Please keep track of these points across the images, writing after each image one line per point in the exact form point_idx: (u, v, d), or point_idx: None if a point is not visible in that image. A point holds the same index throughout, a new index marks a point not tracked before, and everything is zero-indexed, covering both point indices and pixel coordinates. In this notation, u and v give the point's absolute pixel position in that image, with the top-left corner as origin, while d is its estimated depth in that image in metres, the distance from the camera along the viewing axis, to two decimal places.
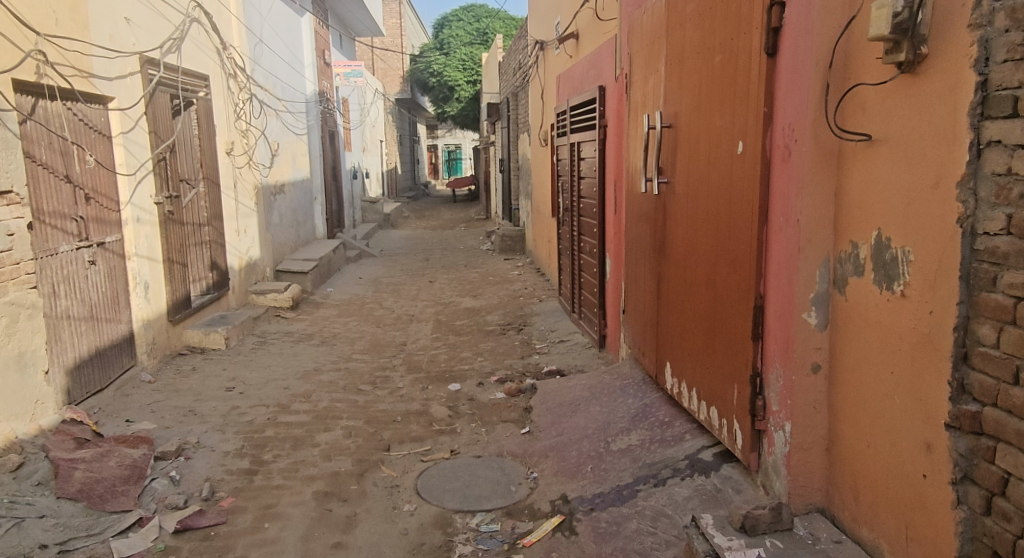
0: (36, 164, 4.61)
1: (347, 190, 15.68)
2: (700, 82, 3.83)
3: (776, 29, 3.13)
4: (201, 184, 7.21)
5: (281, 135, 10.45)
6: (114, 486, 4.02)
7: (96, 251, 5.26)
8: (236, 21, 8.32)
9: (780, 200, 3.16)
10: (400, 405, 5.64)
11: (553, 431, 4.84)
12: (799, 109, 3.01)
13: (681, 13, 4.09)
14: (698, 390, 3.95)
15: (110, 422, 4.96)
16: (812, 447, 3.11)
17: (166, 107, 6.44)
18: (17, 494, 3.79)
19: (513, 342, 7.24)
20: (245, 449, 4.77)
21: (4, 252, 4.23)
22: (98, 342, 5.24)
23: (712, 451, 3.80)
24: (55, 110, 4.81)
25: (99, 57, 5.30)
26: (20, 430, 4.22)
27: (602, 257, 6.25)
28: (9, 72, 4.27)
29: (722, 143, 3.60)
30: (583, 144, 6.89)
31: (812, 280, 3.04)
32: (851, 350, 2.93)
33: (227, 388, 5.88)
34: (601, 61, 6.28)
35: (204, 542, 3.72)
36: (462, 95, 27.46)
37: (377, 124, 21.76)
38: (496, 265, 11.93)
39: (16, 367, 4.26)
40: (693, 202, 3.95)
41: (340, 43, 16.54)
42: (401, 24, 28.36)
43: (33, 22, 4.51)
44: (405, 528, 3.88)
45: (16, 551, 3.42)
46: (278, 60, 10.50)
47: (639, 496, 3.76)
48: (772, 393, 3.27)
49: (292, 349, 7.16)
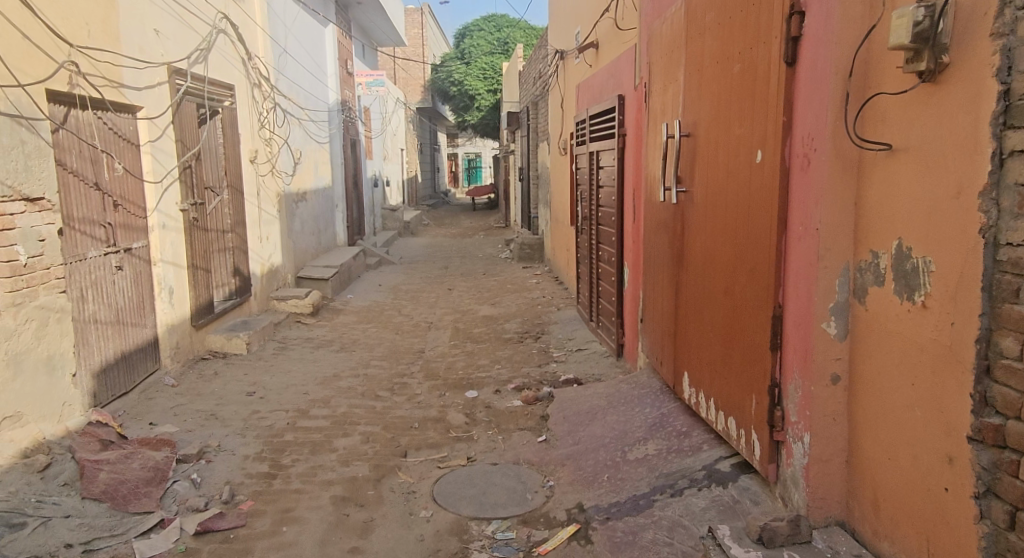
0: (67, 171, 4.72)
1: (369, 197, 15.83)
2: (719, 91, 3.85)
3: (796, 38, 3.15)
4: (225, 192, 7.32)
5: (304, 142, 10.58)
6: (138, 488, 4.08)
7: (123, 257, 5.36)
8: (261, 32, 8.46)
9: (798, 209, 3.17)
10: (417, 411, 5.69)
11: (570, 439, 4.85)
12: (818, 118, 3.02)
13: (700, 22, 4.12)
14: (715, 400, 3.96)
15: (135, 425, 5.03)
16: (831, 459, 3.11)
17: (192, 116, 6.53)
18: (44, 494, 3.88)
19: (531, 351, 7.27)
20: (265, 453, 4.83)
21: (35, 257, 4.34)
22: (124, 345, 5.33)
23: (729, 462, 3.80)
24: (86, 119, 4.91)
25: (128, 67, 5.41)
26: (48, 431, 4.31)
27: (621, 266, 6.26)
28: (42, 81, 4.39)
29: (740, 152, 3.62)
30: (602, 153, 6.92)
31: (831, 290, 3.05)
32: (872, 361, 2.93)
33: (248, 392, 5.96)
34: (621, 70, 6.30)
35: (224, 544, 3.76)
36: (482, 104, 27.67)
37: (398, 133, 21.91)
38: (514, 273, 11.98)
39: (45, 370, 4.36)
40: (712, 211, 3.97)
41: (363, 53, 16.69)
42: (423, 34, 28.59)
43: (66, 34, 4.63)
44: (421, 534, 3.91)
45: (42, 550, 3.48)
46: (302, 69, 10.63)
47: (656, 506, 3.75)
48: (790, 404, 3.26)
49: (312, 355, 7.23)
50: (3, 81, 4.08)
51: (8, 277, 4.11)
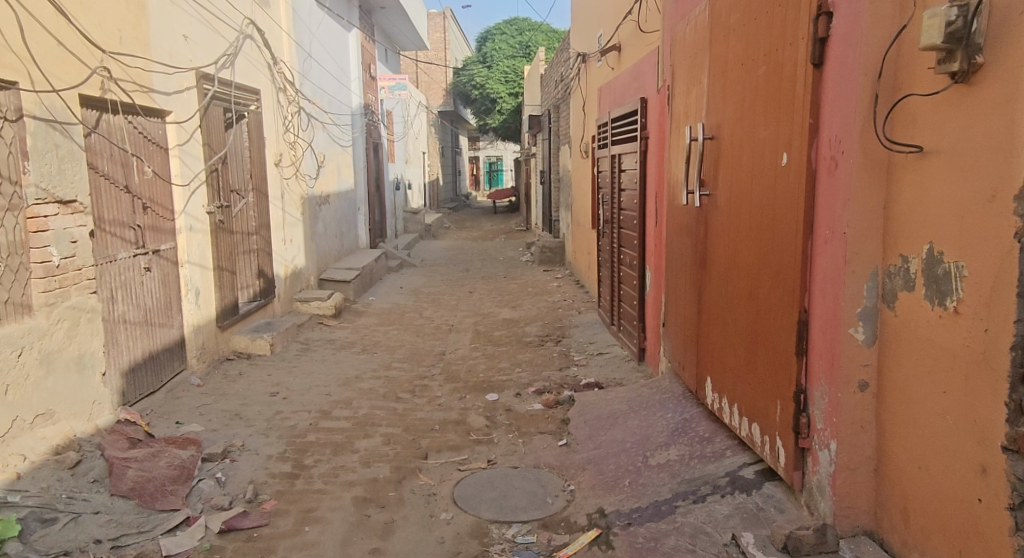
0: (99, 174, 4.81)
1: (390, 200, 15.92)
2: (744, 94, 3.85)
3: (823, 39, 3.13)
4: (251, 195, 7.40)
5: (328, 146, 10.67)
6: (164, 486, 4.14)
7: (152, 258, 5.44)
8: (287, 37, 8.55)
9: (825, 212, 3.15)
10: (438, 413, 5.71)
11: (591, 443, 4.84)
12: (846, 120, 3.01)
13: (725, 24, 4.10)
14: (739, 405, 3.94)
15: (162, 424, 5.09)
16: (858, 467, 3.09)
17: (219, 120, 6.61)
18: (75, 490, 3.93)
19: (551, 354, 7.27)
20: (288, 453, 4.88)
21: (68, 258, 4.42)
22: (152, 345, 5.39)
23: (753, 468, 3.78)
24: (117, 124, 5.00)
25: (158, 72, 5.49)
26: (79, 429, 4.39)
27: (642, 269, 6.25)
28: (75, 87, 4.47)
29: (765, 155, 3.60)
30: (624, 156, 6.91)
31: (859, 294, 3.03)
32: (902, 367, 2.90)
33: (271, 393, 6.01)
34: (644, 73, 6.30)
35: (248, 543, 3.80)
36: (503, 108, 27.69)
37: (419, 136, 21.99)
38: (534, 277, 11.98)
39: (76, 369, 4.44)
40: (736, 215, 3.95)
41: (386, 57, 16.78)
42: (445, 38, 28.71)
43: (99, 40, 4.70)
44: (442, 537, 3.92)
45: (72, 545, 3.54)
46: (326, 73, 10.72)
47: (678, 512, 3.73)
48: (816, 410, 3.24)
49: (334, 357, 7.28)
50: (39, 86, 4.16)
51: (41, 278, 4.21)
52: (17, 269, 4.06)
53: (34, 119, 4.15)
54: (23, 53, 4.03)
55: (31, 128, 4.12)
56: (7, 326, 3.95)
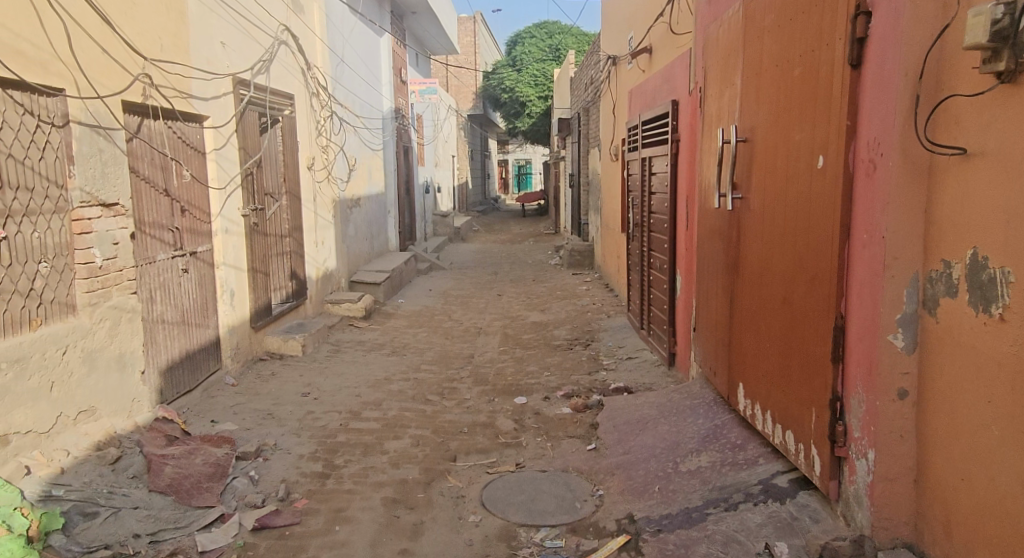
0: (140, 178, 4.90)
1: (420, 203, 16.00)
2: (779, 95, 3.81)
3: (862, 39, 3.10)
4: (284, 198, 7.50)
5: (359, 150, 10.77)
6: (200, 483, 4.19)
7: (189, 260, 5.52)
8: (320, 42, 8.65)
9: (863, 217, 3.11)
10: (466, 416, 5.73)
11: (620, 448, 4.82)
12: (886, 122, 2.97)
13: (759, 24, 4.07)
14: (772, 412, 3.90)
15: (198, 422, 5.16)
16: (898, 478, 3.04)
17: (254, 125, 6.70)
18: (115, 485, 4.00)
19: (580, 358, 7.26)
20: (319, 453, 4.92)
21: (110, 260, 4.50)
22: (189, 345, 5.48)
23: (788, 477, 3.73)
24: (157, 128, 5.10)
25: (197, 79, 5.58)
26: (119, 426, 4.49)
27: (673, 273, 6.23)
28: (118, 93, 4.56)
29: (801, 158, 3.57)
30: (655, 159, 6.88)
31: (899, 301, 2.98)
32: (944, 376, 2.85)
33: (303, 394, 6.07)
34: (675, 76, 6.27)
35: (280, 541, 3.84)
36: (533, 111, 27.67)
37: (449, 140, 22.07)
38: (563, 280, 11.97)
39: (117, 367, 4.53)
40: (770, 218, 3.91)
41: (416, 62, 16.89)
42: (475, 43, 28.83)
43: (140, 47, 4.80)
44: (470, 539, 3.93)
45: (112, 539, 3.61)
46: (358, 77, 10.82)
47: (709, 520, 3.70)
48: (853, 418, 3.20)
49: (364, 358, 7.33)
50: (85, 92, 4.27)
51: (84, 278, 4.30)
52: (62, 269, 4.17)
53: (80, 124, 4.26)
54: (71, 62, 4.15)
55: (77, 134, 4.23)
56: (52, 326, 4.07)
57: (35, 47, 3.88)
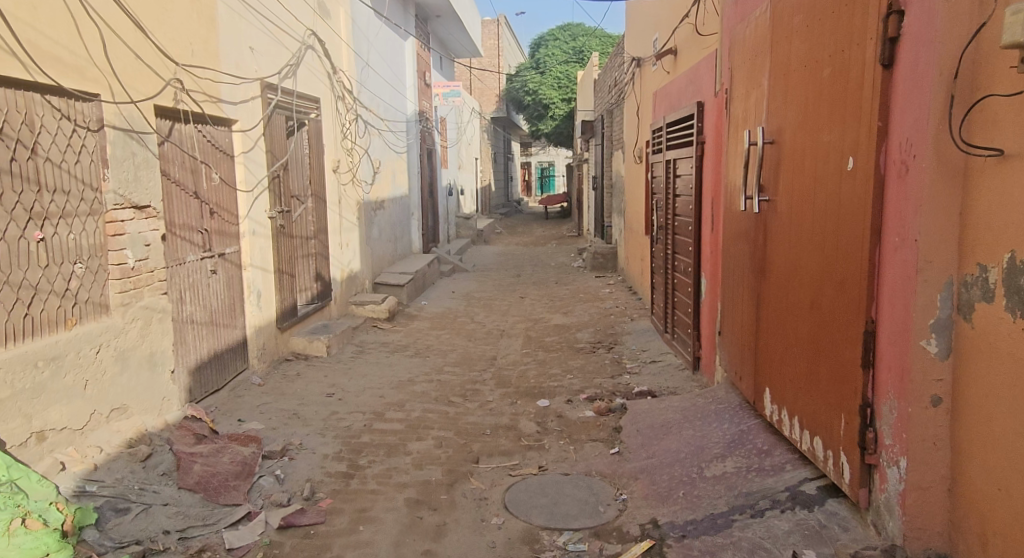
0: (171, 181, 4.96)
1: (443, 205, 16.04)
2: (807, 95, 3.77)
3: (894, 39, 3.06)
4: (310, 200, 7.55)
5: (383, 153, 10.82)
6: (227, 481, 4.23)
7: (217, 261, 5.58)
8: (346, 46, 8.71)
9: (894, 220, 3.07)
10: (489, 418, 5.73)
11: (644, 452, 4.79)
12: (919, 123, 2.93)
13: (787, 25, 4.04)
14: (800, 418, 3.86)
15: (225, 421, 5.21)
16: (931, 487, 2.99)
17: (281, 128, 6.76)
18: (146, 482, 4.05)
19: (603, 361, 7.23)
20: (343, 453, 4.95)
21: (142, 261, 4.56)
22: (217, 345, 5.54)
23: (815, 483, 3.69)
24: (187, 132, 5.16)
25: (226, 84, 5.64)
26: (150, 424, 4.55)
27: (697, 276, 6.18)
28: (151, 98, 4.62)
29: (830, 159, 3.53)
30: (680, 161, 6.84)
31: (932, 305, 2.94)
32: (980, 384, 2.80)
33: (327, 394, 6.10)
34: (701, 77, 6.23)
35: (305, 540, 3.86)
36: (556, 113, 27.65)
37: (472, 142, 22.11)
38: (585, 283, 11.94)
39: (148, 366, 4.59)
40: (797, 221, 3.88)
41: (440, 65, 16.96)
42: (499, 45, 28.88)
43: (172, 52, 4.86)
44: (493, 541, 3.93)
45: (142, 534, 3.65)
46: (382, 81, 10.88)
47: (735, 527, 3.67)
48: (884, 425, 3.15)
49: (387, 359, 7.36)
50: (119, 98, 4.34)
51: (117, 278, 4.37)
52: (96, 270, 4.25)
53: (115, 128, 4.33)
54: (105, 67, 4.21)
55: (111, 138, 4.30)
56: (86, 326, 4.13)
57: (70, 52, 3.95)
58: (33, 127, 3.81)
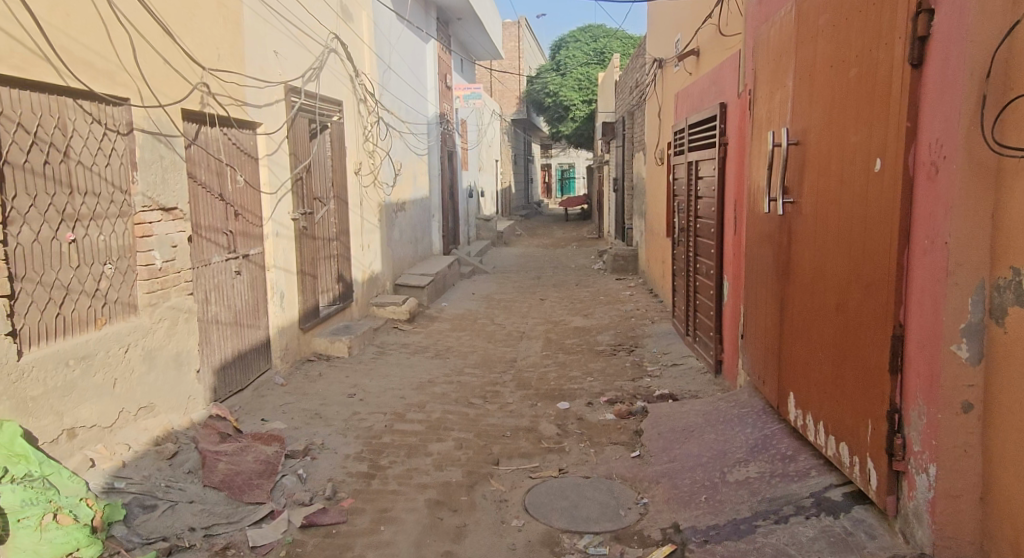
0: (197, 184, 5.01)
1: (463, 207, 16.08)
2: (833, 96, 3.73)
3: (923, 38, 3.02)
4: (332, 202, 7.59)
5: (405, 155, 10.85)
6: (251, 479, 4.25)
7: (241, 262, 5.62)
8: (368, 49, 8.75)
9: (924, 222, 3.03)
10: (509, 420, 5.72)
11: (666, 456, 4.76)
12: (949, 123, 2.89)
13: (813, 25, 4.00)
14: (825, 423, 3.81)
15: (248, 420, 5.24)
16: (962, 494, 2.95)
17: (304, 131, 6.81)
18: (172, 480, 4.08)
19: (624, 364, 7.20)
20: (364, 453, 4.96)
21: (169, 262, 4.60)
22: (241, 345, 5.58)
23: (841, 490, 3.64)
24: (214, 135, 5.21)
25: (251, 87, 5.68)
26: (176, 422, 4.59)
27: (720, 279, 6.14)
28: (179, 102, 4.67)
29: (856, 161, 3.49)
30: (702, 163, 6.80)
31: (963, 309, 2.89)
32: (1013, 390, 2.76)
33: (349, 395, 6.13)
34: (724, 78, 6.19)
35: (327, 539, 3.87)
36: (577, 115, 27.61)
37: (493, 144, 22.13)
38: (606, 285, 11.90)
39: (174, 365, 4.63)
40: (822, 223, 3.83)
41: (461, 67, 17.00)
42: (520, 47, 28.92)
43: (199, 57, 4.90)
44: (513, 543, 3.92)
45: (168, 531, 3.69)
46: (404, 84, 10.92)
47: (758, 533, 3.63)
48: (912, 431, 3.11)
49: (408, 360, 7.38)
50: (147, 101, 4.38)
51: (145, 279, 4.42)
52: (125, 271, 4.30)
53: (143, 132, 4.37)
54: (135, 71, 4.26)
55: (141, 141, 4.35)
56: (115, 325, 4.18)
57: (101, 58, 4.00)
58: (65, 130, 3.87)
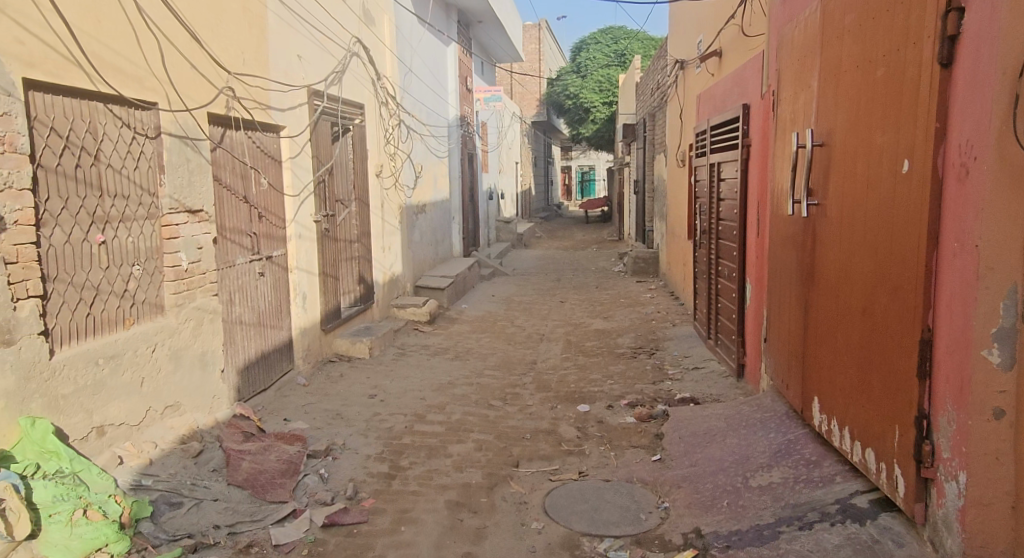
0: (222, 186, 5.04)
1: (484, 209, 16.10)
2: (859, 96, 3.69)
3: (953, 38, 2.98)
4: (354, 205, 7.62)
5: (425, 157, 10.89)
6: (274, 479, 4.27)
7: (265, 263, 5.65)
8: (389, 52, 8.79)
9: (953, 225, 2.99)
10: (529, 422, 5.71)
11: (687, 460, 4.72)
12: (979, 124, 2.84)
13: (838, 24, 3.96)
14: (851, 429, 3.77)
15: (271, 420, 5.27)
16: (993, 503, 2.90)
17: (327, 134, 6.84)
18: (197, 478, 4.11)
19: (644, 367, 7.16)
20: (385, 454, 4.97)
21: (194, 263, 4.64)
22: (264, 346, 5.62)
23: (867, 497, 3.59)
24: (238, 139, 5.25)
25: (275, 90, 5.72)
26: (201, 421, 4.63)
27: (742, 282, 6.10)
28: (206, 106, 4.72)
29: (883, 162, 3.45)
30: (724, 165, 6.75)
31: (994, 313, 2.84)
32: None
33: (369, 396, 6.14)
34: (747, 79, 6.14)
35: (348, 538, 3.88)
36: (597, 117, 27.57)
37: (513, 146, 22.15)
38: (627, 287, 11.86)
39: (199, 365, 4.67)
40: (848, 225, 3.79)
41: (481, 70, 17.03)
42: (540, 50, 28.94)
43: (225, 61, 4.94)
44: (533, 546, 3.91)
45: (193, 528, 3.71)
46: (425, 87, 10.96)
47: (782, 539, 3.59)
48: (942, 438, 3.06)
49: (428, 362, 7.39)
50: (175, 105, 4.42)
51: (172, 280, 4.46)
52: (152, 272, 4.34)
53: (171, 135, 4.42)
54: (162, 76, 4.31)
55: (168, 144, 4.39)
56: (143, 325, 4.22)
57: (131, 63, 4.05)
58: (96, 134, 3.93)
